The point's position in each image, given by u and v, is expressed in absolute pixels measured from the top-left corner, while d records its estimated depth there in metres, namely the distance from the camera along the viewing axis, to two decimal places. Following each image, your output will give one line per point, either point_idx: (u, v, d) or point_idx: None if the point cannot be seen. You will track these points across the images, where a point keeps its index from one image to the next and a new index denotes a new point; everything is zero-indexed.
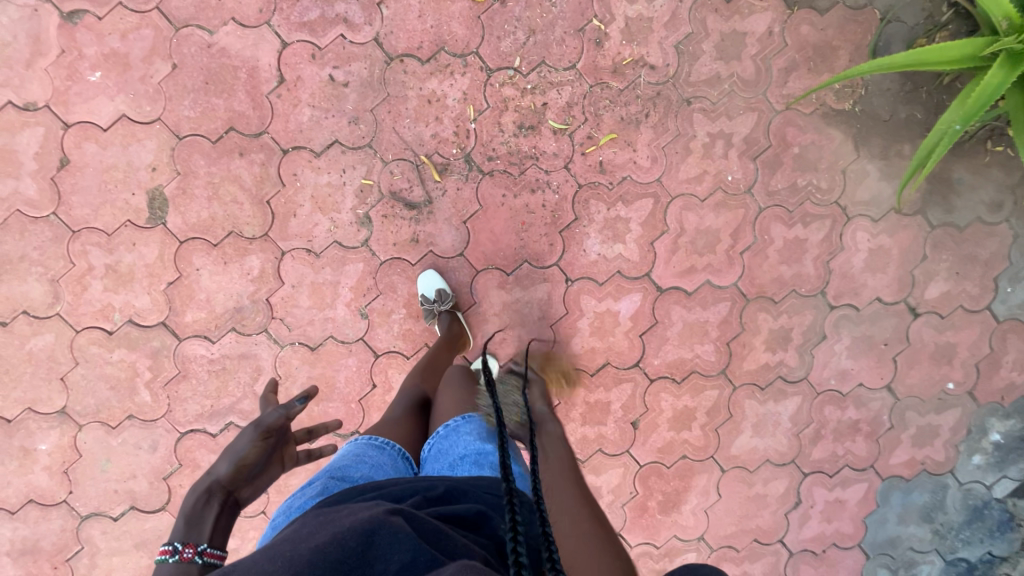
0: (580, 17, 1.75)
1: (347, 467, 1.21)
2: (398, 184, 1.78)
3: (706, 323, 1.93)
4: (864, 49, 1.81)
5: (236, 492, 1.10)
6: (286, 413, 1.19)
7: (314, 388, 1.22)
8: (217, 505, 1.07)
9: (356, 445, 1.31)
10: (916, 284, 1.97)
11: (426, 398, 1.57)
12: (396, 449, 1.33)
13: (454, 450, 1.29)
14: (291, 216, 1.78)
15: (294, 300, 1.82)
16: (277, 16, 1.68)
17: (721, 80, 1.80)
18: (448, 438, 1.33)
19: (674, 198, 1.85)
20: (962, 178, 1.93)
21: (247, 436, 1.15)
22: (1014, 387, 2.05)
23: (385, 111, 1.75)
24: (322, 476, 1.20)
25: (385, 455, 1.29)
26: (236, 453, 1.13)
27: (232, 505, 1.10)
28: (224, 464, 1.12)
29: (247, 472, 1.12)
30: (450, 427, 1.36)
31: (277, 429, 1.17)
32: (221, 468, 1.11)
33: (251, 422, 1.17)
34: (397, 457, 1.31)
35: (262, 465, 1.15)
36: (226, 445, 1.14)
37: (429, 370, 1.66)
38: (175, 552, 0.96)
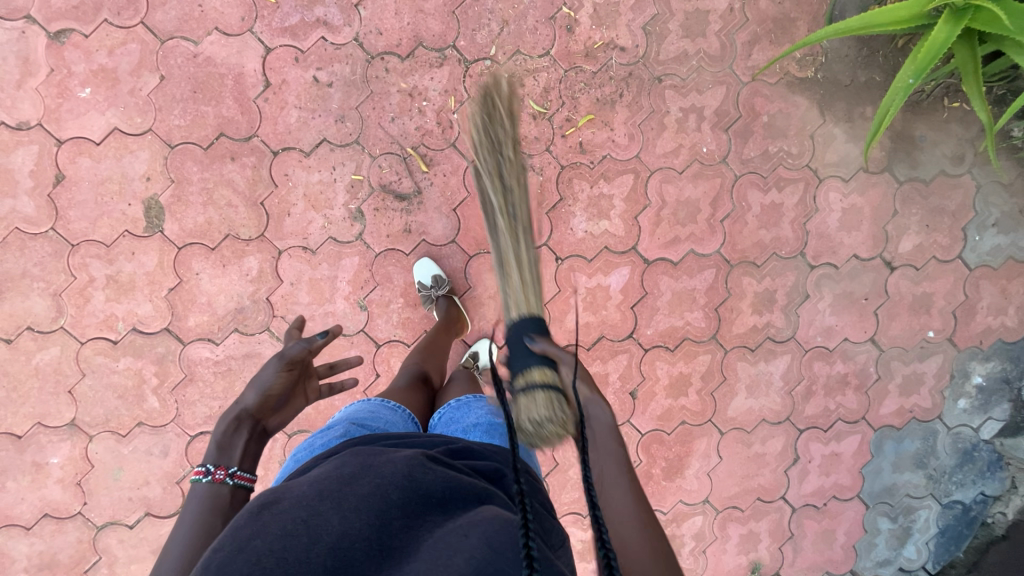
0: (550, 5, 1.83)
1: (365, 419, 1.26)
2: (387, 177, 1.85)
3: (693, 291, 2.00)
4: (820, 18, 1.91)
5: (263, 420, 1.22)
6: (309, 346, 1.32)
7: (338, 324, 1.35)
8: (245, 434, 1.18)
9: (370, 403, 1.34)
10: (890, 239, 2.06)
11: (427, 375, 1.59)
12: (406, 413, 1.36)
13: (467, 418, 1.31)
14: (285, 216, 1.83)
15: (294, 297, 1.87)
16: (259, 23, 1.74)
17: (689, 57, 1.89)
18: (459, 409, 1.36)
19: (654, 172, 1.93)
20: (924, 135, 2.03)
21: (272, 368, 1.27)
22: (991, 331, 2.14)
23: (370, 107, 1.81)
24: (341, 422, 1.25)
25: (399, 415, 1.33)
26: (263, 384, 1.24)
27: (258, 435, 1.21)
28: (252, 392, 1.23)
29: (271, 402, 1.23)
30: (462, 401, 1.39)
31: (300, 360, 1.29)
32: (248, 397, 1.22)
33: (276, 354, 1.29)
34: (408, 420, 1.34)
35: (286, 396, 1.26)
36: (252, 376, 1.25)
37: (431, 351, 1.69)
38: (209, 473, 1.09)
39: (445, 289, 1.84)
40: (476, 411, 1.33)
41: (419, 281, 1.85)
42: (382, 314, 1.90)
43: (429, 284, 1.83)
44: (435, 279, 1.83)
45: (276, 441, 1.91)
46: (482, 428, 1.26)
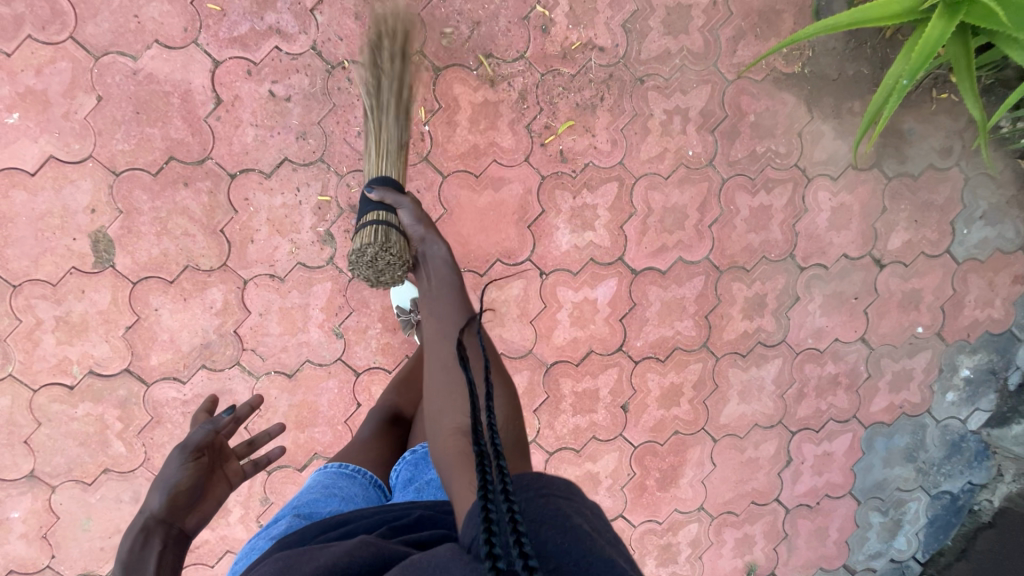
0: (523, 4, 1.70)
1: (315, 502, 1.17)
2: (357, 197, 1.72)
3: (683, 299, 1.94)
4: (806, 11, 1.82)
5: (178, 522, 1.10)
6: (214, 428, 1.22)
7: (255, 397, 1.28)
8: (157, 545, 1.06)
9: (324, 476, 1.27)
10: (879, 236, 2.02)
11: (399, 414, 1.49)
12: (368, 478, 1.29)
13: (421, 476, 1.23)
14: (248, 243, 1.70)
15: (264, 329, 1.75)
16: (204, 34, 1.58)
17: (671, 55, 1.79)
18: (416, 466, 1.26)
19: (639, 178, 1.84)
20: (912, 128, 1.97)
21: (175, 464, 1.15)
22: (978, 324, 2.13)
23: (333, 122, 1.68)
24: (288, 512, 1.16)
25: (356, 484, 1.26)
26: (168, 484, 1.11)
27: (174, 539, 1.09)
28: (157, 497, 1.11)
29: (183, 498, 1.11)
30: (417, 454, 1.29)
31: (206, 445, 1.19)
32: (153, 501, 1.10)
33: (177, 447, 1.19)
34: (367, 486, 1.27)
35: (201, 489, 1.15)
36: (154, 477, 1.13)
37: (409, 381, 1.57)
38: None
39: None
40: (433, 466, 1.25)
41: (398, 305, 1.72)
42: (359, 341, 1.80)
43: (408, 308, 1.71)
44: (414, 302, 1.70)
45: (255, 479, 1.81)
46: (435, 484, 1.18)
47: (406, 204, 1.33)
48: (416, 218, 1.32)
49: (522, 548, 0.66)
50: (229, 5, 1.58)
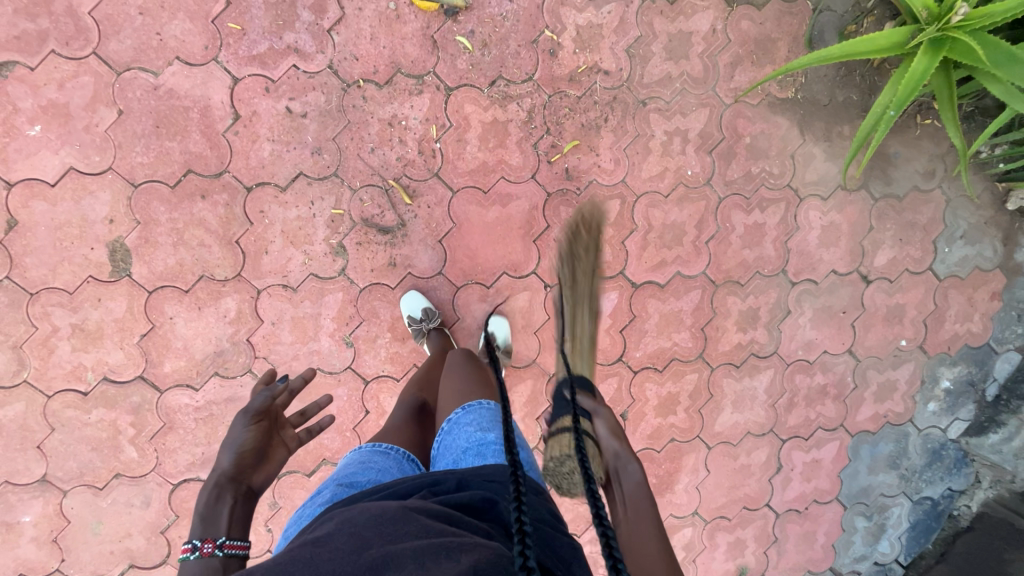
0: (532, 28, 1.77)
1: (354, 474, 1.17)
2: (369, 210, 1.78)
3: (680, 312, 2.02)
4: (800, 39, 1.91)
5: (246, 479, 1.11)
6: (271, 395, 1.24)
7: (307, 369, 1.30)
8: (229, 499, 1.07)
9: (360, 453, 1.26)
10: (866, 253, 2.12)
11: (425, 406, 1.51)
12: (400, 453, 1.28)
13: (457, 445, 1.24)
14: (263, 254, 1.75)
15: (276, 337, 1.80)
16: (224, 52, 1.63)
17: (672, 80, 1.87)
18: (450, 433, 1.28)
19: (640, 196, 1.92)
20: (898, 152, 2.07)
21: (239, 426, 1.18)
22: (958, 338, 2.24)
23: (348, 138, 1.74)
24: (330, 484, 1.15)
25: (391, 458, 1.26)
26: (236, 444, 1.14)
27: (243, 497, 1.10)
28: (226, 455, 1.13)
29: (249, 457, 1.14)
30: (451, 422, 1.31)
31: (265, 410, 1.21)
32: (223, 459, 1.12)
33: (239, 412, 1.21)
34: (401, 460, 1.27)
35: (264, 450, 1.17)
36: (222, 439, 1.15)
37: (429, 383, 1.61)
38: (196, 548, 0.97)
39: (436, 321, 1.80)
40: (466, 432, 1.26)
41: (408, 315, 1.79)
42: (369, 350, 1.85)
43: (419, 317, 1.78)
44: (425, 312, 1.79)
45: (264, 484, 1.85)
46: (473, 451, 1.20)
47: (604, 412, 1.18)
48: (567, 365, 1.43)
49: (525, 558, 0.64)
50: (249, 24, 1.63)
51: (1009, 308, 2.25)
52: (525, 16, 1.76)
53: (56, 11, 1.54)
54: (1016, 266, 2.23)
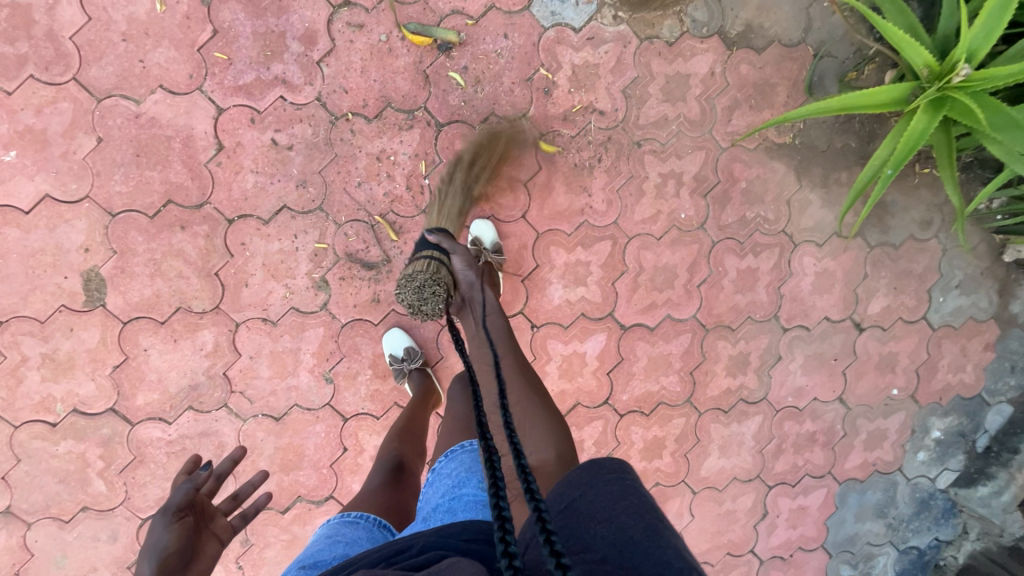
0: (527, 66, 1.74)
1: (319, 553, 1.15)
2: (353, 245, 1.74)
3: (669, 355, 1.99)
4: (799, 84, 1.88)
5: None
6: (195, 484, 1.20)
7: (238, 449, 1.27)
8: None
9: (329, 527, 1.26)
10: (860, 301, 2.09)
11: (404, 464, 1.49)
12: (371, 520, 1.28)
13: (431, 500, 1.23)
14: (243, 286, 1.70)
15: (253, 371, 1.75)
16: (210, 81, 1.59)
17: (668, 121, 1.84)
18: (430, 485, 1.29)
19: (632, 238, 1.89)
20: (895, 200, 2.05)
21: (161, 526, 1.11)
22: (950, 388, 2.21)
23: (334, 172, 1.70)
24: (293, 568, 1.12)
25: (361, 528, 1.24)
26: (158, 549, 1.07)
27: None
28: (147, 563, 1.05)
29: (177, 557, 1.06)
30: (433, 473, 1.32)
31: (188, 503, 1.16)
32: (144, 567, 1.04)
33: (159, 512, 1.15)
34: (372, 528, 1.26)
35: (194, 545, 1.11)
36: (140, 547, 1.07)
37: (409, 435, 1.59)
38: None
39: (419, 361, 1.77)
40: (442, 485, 1.25)
41: (390, 354, 1.76)
42: (349, 387, 1.81)
43: (401, 356, 1.76)
44: (407, 351, 1.76)
45: None
46: (442, 508, 1.17)
47: (462, 251, 1.57)
48: (467, 264, 1.54)
49: (506, 544, 0.66)
50: (237, 54, 1.59)
51: (1003, 359, 2.22)
52: (520, 53, 1.73)
53: (37, 35, 1.50)
54: (1011, 317, 2.20)
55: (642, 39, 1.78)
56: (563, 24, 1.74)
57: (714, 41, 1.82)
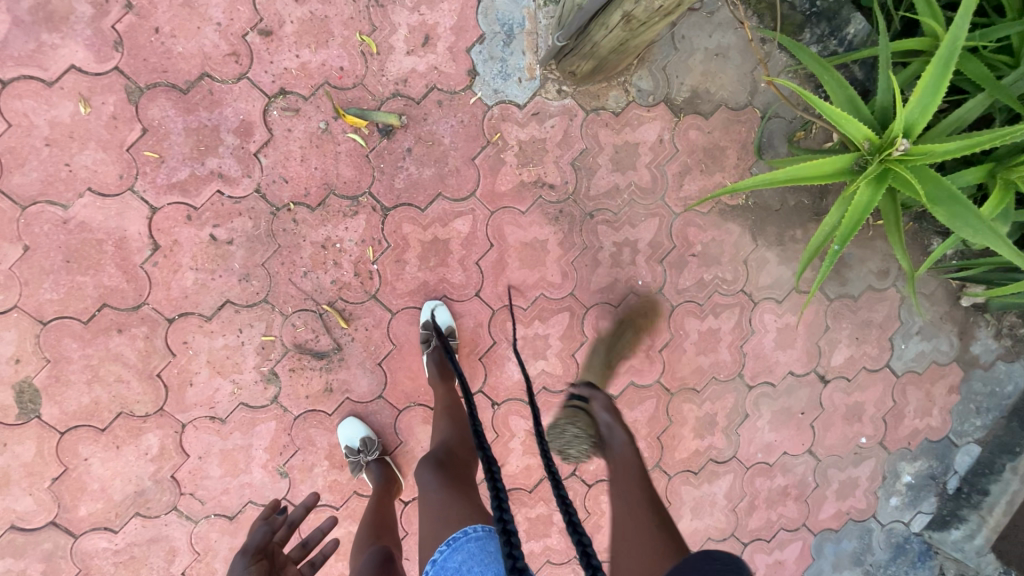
0: (471, 145, 1.71)
1: None
2: (302, 335, 1.69)
3: (635, 422, 1.96)
4: (749, 146, 1.88)
5: None
6: (270, 526, 1.37)
7: (309, 495, 1.46)
8: None
9: None
10: (823, 353, 2.08)
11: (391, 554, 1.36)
12: None
13: None
14: (187, 386, 1.64)
15: (203, 472, 1.68)
16: (141, 180, 1.53)
17: (620, 191, 1.82)
18: None
19: (590, 308, 1.86)
20: (851, 253, 2.05)
21: (240, 566, 1.25)
22: (918, 433, 2.21)
23: (278, 263, 1.65)
24: None
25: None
26: None
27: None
28: None
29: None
30: (437, 564, 1.12)
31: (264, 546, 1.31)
32: None
33: (239, 552, 1.29)
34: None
35: None
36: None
37: (383, 526, 1.50)
38: None
39: (376, 451, 1.70)
40: None
41: (345, 445, 1.69)
42: (305, 479, 1.75)
43: (357, 448, 1.68)
44: (363, 442, 1.69)
45: None
46: None
47: (602, 395, 1.66)
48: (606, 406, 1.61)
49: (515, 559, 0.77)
50: (168, 151, 1.54)
51: (968, 400, 2.23)
52: (464, 133, 1.70)
53: None
54: (972, 358, 2.21)
55: (588, 111, 1.77)
56: (507, 101, 1.71)
57: (661, 109, 1.81)
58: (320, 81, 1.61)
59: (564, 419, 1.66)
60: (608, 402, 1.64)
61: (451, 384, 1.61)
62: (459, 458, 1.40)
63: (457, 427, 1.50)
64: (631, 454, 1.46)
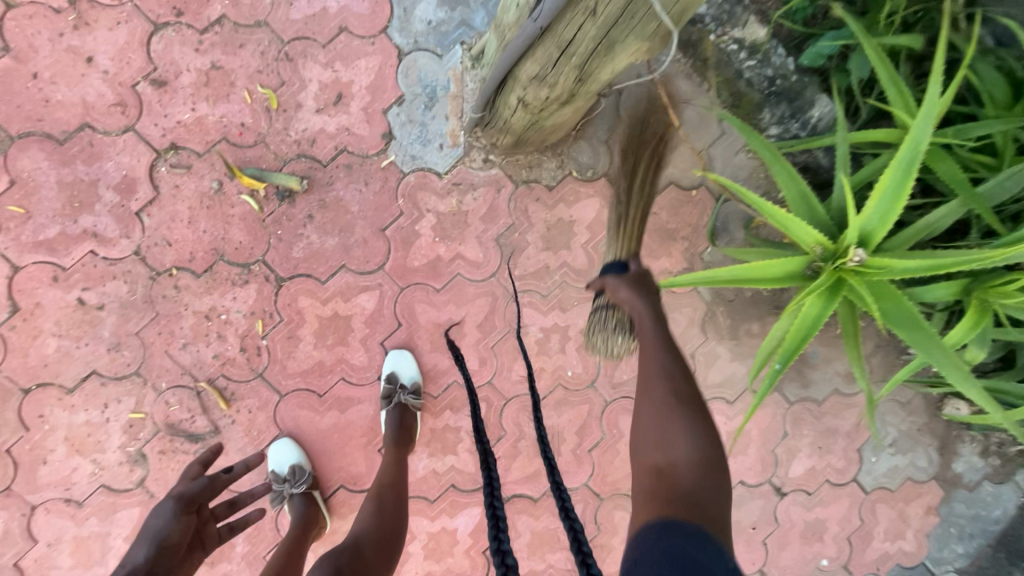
0: (382, 214, 1.54)
1: None
2: (176, 415, 1.50)
3: (557, 529, 1.71)
4: (701, 229, 1.68)
5: None
6: (211, 483, 1.22)
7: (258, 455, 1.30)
8: None
9: None
10: (779, 462, 1.84)
11: None
12: None
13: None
14: (39, 464, 1.47)
15: (51, 561, 1.49)
16: (4, 237, 1.41)
17: (550, 272, 1.63)
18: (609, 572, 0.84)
19: (510, 399, 1.66)
20: (816, 352, 1.84)
21: (163, 516, 1.14)
22: (889, 557, 1.94)
23: (154, 333, 1.48)
24: None
25: None
26: (156, 535, 1.11)
27: None
28: (141, 549, 1.08)
29: (170, 553, 1.10)
30: None
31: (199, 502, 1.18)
32: (138, 552, 1.07)
33: (173, 495, 1.18)
34: None
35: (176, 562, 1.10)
36: (140, 529, 1.12)
37: None
38: None
39: (304, 484, 1.47)
40: None
41: (272, 471, 1.49)
42: None
43: (284, 475, 1.48)
44: (291, 470, 1.48)
45: None
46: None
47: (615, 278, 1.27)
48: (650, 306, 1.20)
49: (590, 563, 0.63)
50: (37, 207, 1.41)
51: (948, 524, 1.96)
52: (374, 201, 1.53)
53: None
54: (954, 477, 1.94)
55: (518, 184, 1.59)
56: (426, 168, 1.54)
57: (601, 186, 1.63)
58: (216, 137, 1.47)
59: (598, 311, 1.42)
60: (626, 277, 1.25)
61: (405, 455, 1.43)
62: (366, 563, 1.12)
63: (381, 519, 1.24)
64: (647, 318, 1.18)
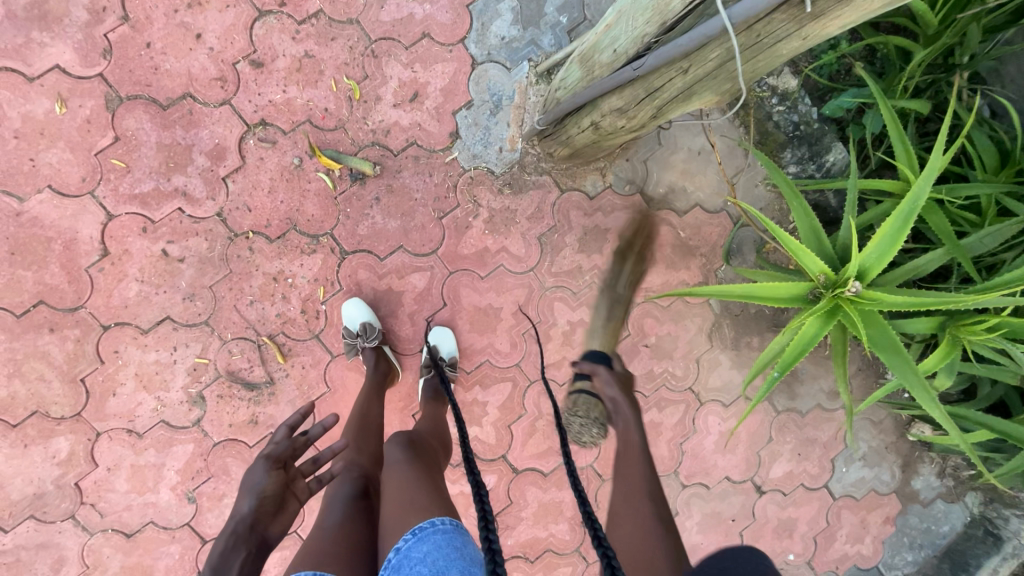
0: (441, 203, 1.71)
1: None
2: (236, 363, 1.66)
3: (561, 503, 1.90)
4: (718, 249, 1.87)
5: (262, 528, 1.13)
6: (292, 445, 1.29)
7: (330, 417, 1.27)
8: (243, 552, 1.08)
9: None
10: (762, 464, 2.06)
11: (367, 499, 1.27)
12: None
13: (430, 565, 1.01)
14: (110, 396, 1.62)
15: (109, 484, 1.64)
16: (102, 186, 1.55)
17: (582, 272, 1.81)
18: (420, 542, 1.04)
19: (533, 382, 1.84)
20: (805, 369, 2.06)
21: (260, 471, 1.22)
22: (847, 558, 2.17)
23: (226, 288, 1.63)
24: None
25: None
26: (256, 490, 1.18)
27: (256, 549, 1.10)
28: (247, 501, 1.16)
29: (270, 502, 1.17)
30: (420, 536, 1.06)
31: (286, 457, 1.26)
32: (244, 505, 1.15)
33: (261, 456, 1.25)
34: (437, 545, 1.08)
35: (278, 504, 1.18)
36: (241, 485, 1.20)
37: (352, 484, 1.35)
38: None
39: (375, 339, 1.62)
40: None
41: (346, 326, 1.64)
42: (212, 508, 1.67)
43: (356, 331, 1.62)
44: (364, 327, 1.62)
45: None
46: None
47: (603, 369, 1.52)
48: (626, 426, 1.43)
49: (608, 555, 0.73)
50: (135, 162, 1.56)
51: (902, 534, 2.19)
52: (435, 190, 1.70)
53: None
54: (912, 493, 2.18)
55: (562, 191, 1.77)
56: (484, 167, 1.72)
57: (635, 200, 1.82)
58: (302, 119, 1.62)
59: (577, 394, 1.57)
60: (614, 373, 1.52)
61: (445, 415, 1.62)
62: (428, 444, 1.38)
63: (433, 424, 1.51)
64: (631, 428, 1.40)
